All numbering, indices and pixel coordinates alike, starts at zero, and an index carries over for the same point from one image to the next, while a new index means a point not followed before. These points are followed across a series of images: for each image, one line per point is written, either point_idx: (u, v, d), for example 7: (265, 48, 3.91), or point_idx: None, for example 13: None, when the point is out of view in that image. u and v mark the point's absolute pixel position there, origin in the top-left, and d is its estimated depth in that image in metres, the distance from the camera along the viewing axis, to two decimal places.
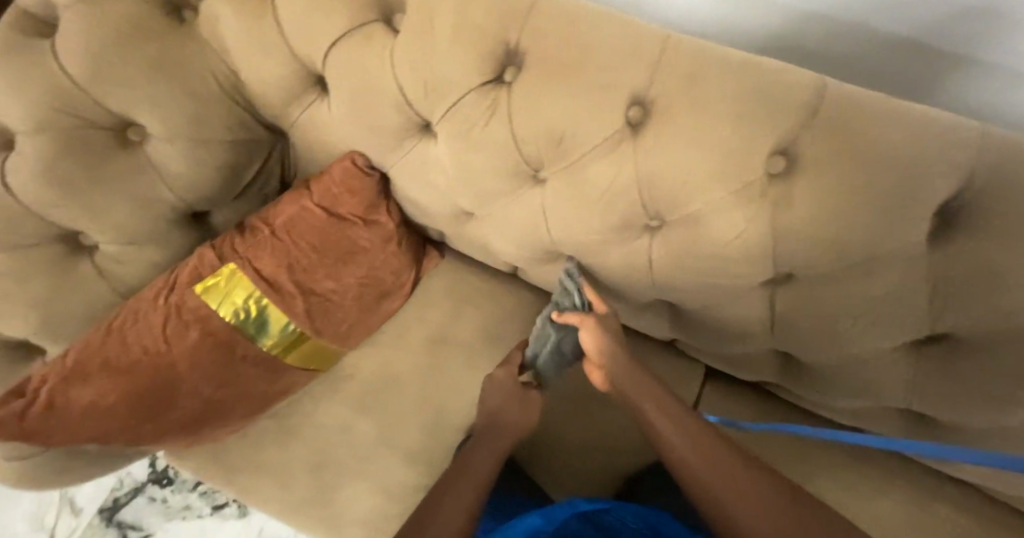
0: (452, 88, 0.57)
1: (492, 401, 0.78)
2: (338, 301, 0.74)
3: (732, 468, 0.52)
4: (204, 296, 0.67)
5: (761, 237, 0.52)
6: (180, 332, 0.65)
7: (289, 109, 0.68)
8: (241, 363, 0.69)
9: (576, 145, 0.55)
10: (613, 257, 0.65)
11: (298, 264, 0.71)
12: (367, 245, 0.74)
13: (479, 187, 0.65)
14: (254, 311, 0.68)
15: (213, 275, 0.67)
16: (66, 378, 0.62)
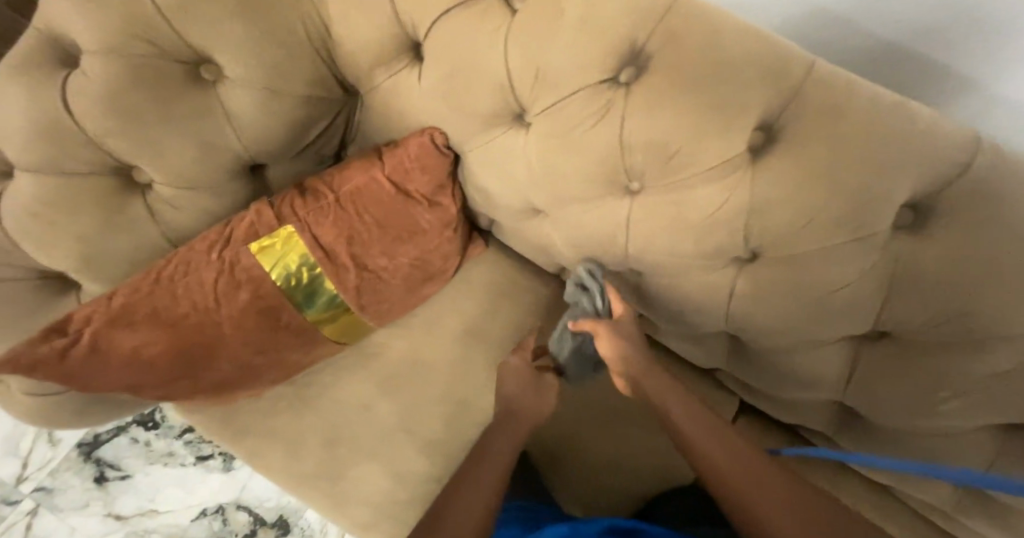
0: (566, 82, 0.53)
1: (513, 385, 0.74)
2: (387, 281, 0.71)
3: (752, 464, 0.51)
4: (258, 256, 0.63)
5: (872, 289, 0.51)
6: (230, 292, 0.62)
7: (375, 73, 0.64)
8: (283, 333, 0.66)
9: (689, 163, 0.52)
10: (689, 282, 0.63)
11: (357, 237, 0.67)
12: (428, 227, 0.70)
13: (564, 188, 0.62)
14: (306, 279, 0.65)
15: (270, 235, 0.64)
16: (112, 322, 0.60)
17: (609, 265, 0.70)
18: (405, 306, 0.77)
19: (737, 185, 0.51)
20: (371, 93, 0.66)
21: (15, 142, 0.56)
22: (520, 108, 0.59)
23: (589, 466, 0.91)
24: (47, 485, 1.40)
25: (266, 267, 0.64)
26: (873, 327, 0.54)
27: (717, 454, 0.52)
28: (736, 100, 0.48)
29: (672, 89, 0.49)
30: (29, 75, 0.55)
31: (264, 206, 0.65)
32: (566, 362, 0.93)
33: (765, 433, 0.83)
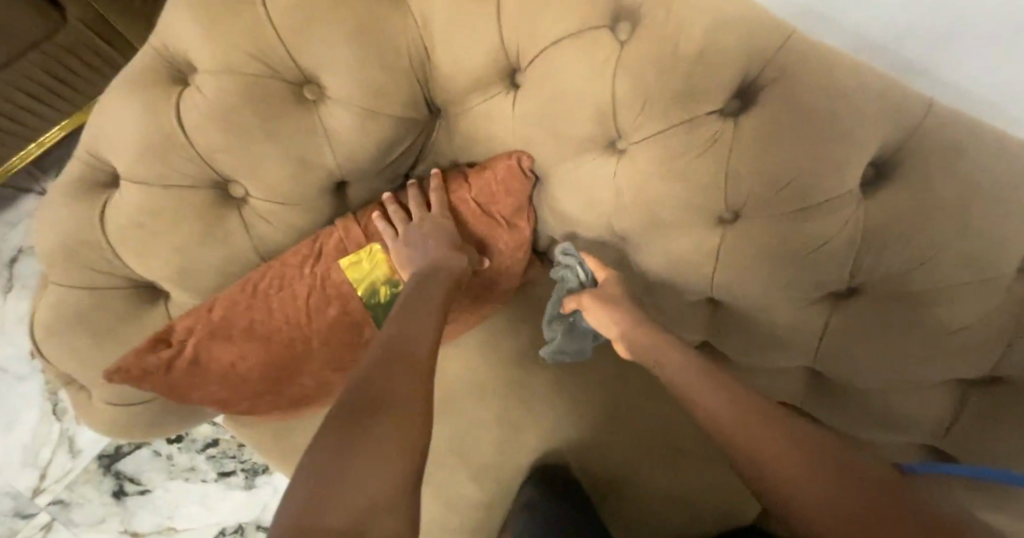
0: (672, 113, 0.54)
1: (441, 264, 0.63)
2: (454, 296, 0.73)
3: (772, 428, 0.53)
4: (348, 268, 0.63)
5: (992, 332, 0.51)
6: (321, 308, 0.62)
7: (468, 97, 0.65)
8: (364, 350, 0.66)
9: (797, 197, 0.52)
10: (778, 314, 0.62)
11: None
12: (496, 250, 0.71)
13: (653, 216, 0.62)
14: (390, 296, 0.65)
15: (357, 251, 0.63)
16: (210, 334, 0.61)
17: (689, 295, 0.70)
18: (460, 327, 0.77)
19: (851, 222, 0.51)
20: (462, 118, 0.68)
21: (126, 154, 0.57)
22: (617, 135, 0.59)
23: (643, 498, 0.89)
24: (63, 498, 1.34)
25: (352, 279, 0.63)
26: (987, 373, 0.54)
27: (783, 462, 0.50)
28: (852, 136, 0.48)
29: (783, 123, 0.50)
30: (145, 89, 0.57)
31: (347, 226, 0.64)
32: (622, 390, 0.92)
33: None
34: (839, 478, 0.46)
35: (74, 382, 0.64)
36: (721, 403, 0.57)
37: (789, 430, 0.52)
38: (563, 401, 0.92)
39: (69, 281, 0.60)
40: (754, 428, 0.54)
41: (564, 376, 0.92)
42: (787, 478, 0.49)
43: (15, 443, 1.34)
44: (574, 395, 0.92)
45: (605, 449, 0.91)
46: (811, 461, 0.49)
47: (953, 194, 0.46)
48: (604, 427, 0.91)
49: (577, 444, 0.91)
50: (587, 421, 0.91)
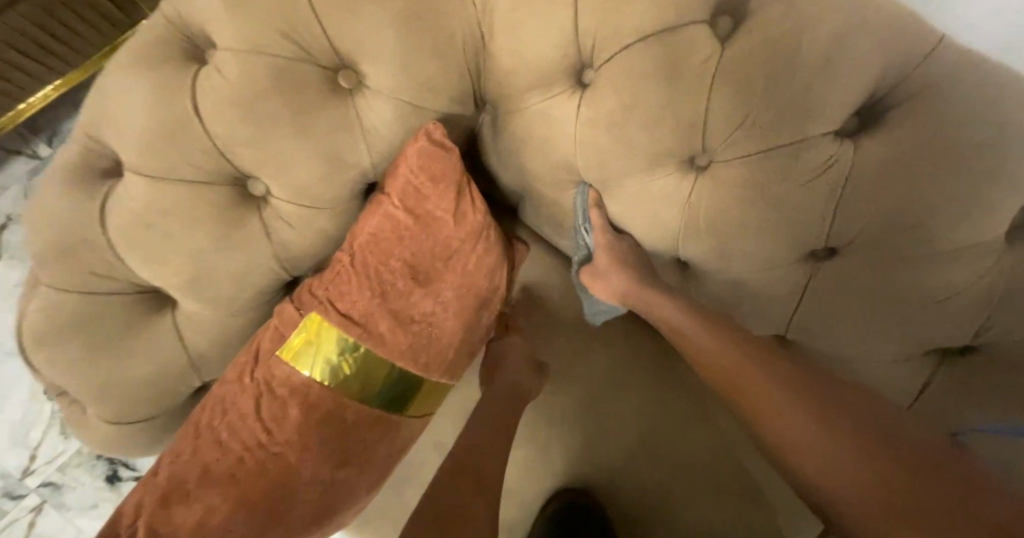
0: (782, 133, 0.46)
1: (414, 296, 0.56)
2: (441, 327, 0.59)
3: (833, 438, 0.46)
4: (290, 364, 0.52)
5: None
6: (278, 415, 0.51)
7: (526, 95, 0.56)
8: (358, 429, 0.55)
9: (922, 240, 0.45)
10: (869, 362, 0.55)
11: (391, 290, 0.55)
12: (461, 246, 0.58)
13: (734, 243, 0.54)
14: (353, 365, 0.54)
15: (295, 333, 0.53)
16: (162, 503, 0.48)
17: (760, 331, 0.62)
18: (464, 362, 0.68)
19: (983, 271, 0.44)
20: (516, 117, 0.60)
21: (131, 142, 0.48)
22: (701, 150, 0.51)
23: None
24: (55, 481, 1.28)
25: (304, 370, 0.52)
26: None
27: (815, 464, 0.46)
28: (1001, 171, 0.41)
29: (918, 154, 0.42)
30: (156, 66, 0.48)
31: (288, 303, 0.55)
32: (663, 420, 0.83)
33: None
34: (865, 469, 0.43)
35: (65, 394, 0.57)
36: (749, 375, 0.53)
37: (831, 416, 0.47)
38: (599, 427, 0.84)
39: (58, 284, 0.51)
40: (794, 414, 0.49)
41: (599, 401, 0.84)
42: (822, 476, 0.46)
43: (6, 422, 1.28)
44: (609, 423, 0.84)
45: (641, 482, 0.82)
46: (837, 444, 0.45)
47: None
48: (642, 459, 0.83)
49: (612, 474, 0.83)
50: (623, 452, 0.83)
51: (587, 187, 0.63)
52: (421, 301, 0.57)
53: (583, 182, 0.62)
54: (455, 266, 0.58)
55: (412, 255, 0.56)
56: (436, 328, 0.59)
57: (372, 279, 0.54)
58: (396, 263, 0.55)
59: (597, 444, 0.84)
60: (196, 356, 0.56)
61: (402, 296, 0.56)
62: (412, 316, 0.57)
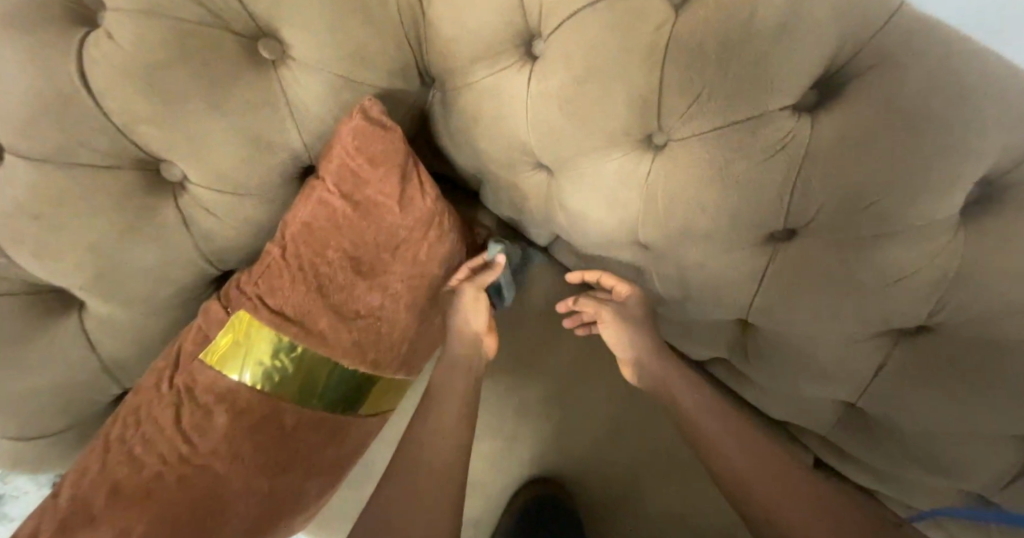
0: (738, 106, 0.43)
1: (359, 290, 0.53)
2: (388, 320, 0.56)
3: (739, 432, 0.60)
4: (216, 369, 0.48)
5: None
6: (201, 423, 0.46)
7: (472, 69, 0.53)
8: (298, 434, 0.51)
9: (880, 218, 0.43)
10: (828, 344, 0.54)
11: (330, 283, 0.51)
12: (407, 235, 0.55)
13: (692, 223, 0.52)
14: (291, 366, 0.50)
15: (222, 333, 0.48)
16: (63, 529, 0.43)
17: (720, 312, 0.60)
18: (421, 355, 0.65)
19: (938, 252, 0.43)
20: (462, 93, 0.56)
21: (11, 119, 0.42)
22: (656, 129, 0.49)
23: (639, 522, 0.81)
24: None
25: (233, 375, 0.48)
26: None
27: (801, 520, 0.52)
28: (962, 143, 0.39)
29: (877, 130, 0.40)
30: (37, 31, 0.42)
31: (213, 300, 0.50)
32: (627, 407, 0.82)
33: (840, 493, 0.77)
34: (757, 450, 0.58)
35: None
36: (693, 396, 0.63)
37: (793, 472, 0.56)
38: (562, 416, 0.82)
39: None
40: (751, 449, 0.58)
41: (562, 388, 0.82)
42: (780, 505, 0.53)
43: None
44: (572, 411, 0.82)
45: (603, 467, 0.82)
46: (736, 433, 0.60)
47: None
48: (606, 445, 0.82)
49: (575, 461, 0.82)
50: (587, 440, 0.82)
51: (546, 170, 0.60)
52: (365, 295, 0.53)
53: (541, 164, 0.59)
54: (403, 256, 0.55)
55: (355, 245, 0.52)
56: (386, 322, 0.56)
57: (309, 272, 0.50)
58: (336, 255, 0.51)
59: (560, 432, 0.82)
60: (115, 358, 0.51)
61: (346, 290, 0.52)
62: (356, 311, 0.53)
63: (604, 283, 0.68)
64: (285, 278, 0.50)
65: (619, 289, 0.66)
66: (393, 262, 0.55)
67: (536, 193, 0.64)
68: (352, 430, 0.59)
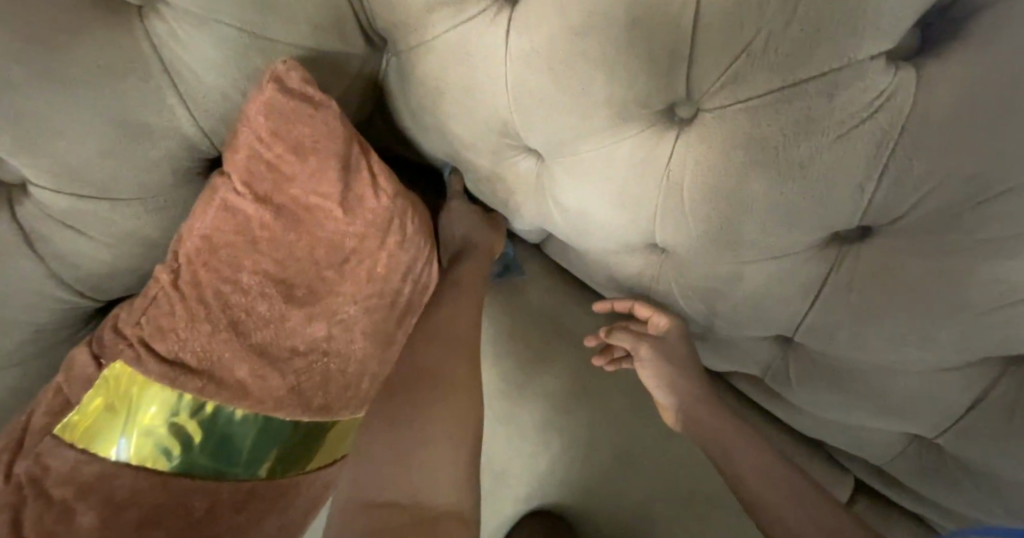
0: (808, 55, 0.30)
1: (295, 321, 0.40)
2: (340, 356, 0.43)
3: (763, 453, 0.55)
4: (83, 449, 0.36)
5: None
6: (61, 528, 0.35)
7: (430, 23, 0.39)
8: (211, 519, 0.39)
9: (1000, 211, 0.31)
10: (903, 367, 0.43)
11: (248, 317, 0.38)
12: (356, 245, 0.42)
13: (735, 222, 0.39)
14: (193, 433, 0.38)
15: (89, 395, 0.37)
16: None
17: (762, 328, 0.48)
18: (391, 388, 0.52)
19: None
20: (421, 58, 0.42)
21: None
22: (680, 98, 0.36)
23: None
24: None
25: (111, 453, 0.37)
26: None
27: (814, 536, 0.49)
28: None
29: (1016, 89, 0.28)
30: None
31: (84, 348, 0.39)
32: (642, 432, 0.69)
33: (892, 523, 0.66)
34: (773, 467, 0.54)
35: None
36: (713, 419, 0.57)
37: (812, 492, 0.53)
38: (562, 445, 0.69)
39: None
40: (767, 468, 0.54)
41: (564, 414, 0.69)
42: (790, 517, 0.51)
43: None
44: (577, 440, 0.69)
45: (616, 504, 0.69)
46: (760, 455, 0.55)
47: None
48: (617, 479, 0.69)
49: (579, 497, 0.70)
50: (592, 473, 0.69)
51: (538, 157, 0.47)
52: (302, 327, 0.40)
53: (531, 149, 0.47)
54: (356, 272, 0.42)
55: (281, 265, 0.39)
56: (339, 360, 0.43)
57: (218, 303, 0.37)
58: (254, 278, 0.38)
59: (563, 464, 0.70)
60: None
61: (275, 323, 0.39)
62: (296, 346, 0.41)
63: (638, 314, 0.56)
64: (186, 315, 0.37)
65: (656, 321, 0.55)
66: (340, 282, 0.42)
67: (524, 184, 0.51)
68: (299, 496, 0.46)
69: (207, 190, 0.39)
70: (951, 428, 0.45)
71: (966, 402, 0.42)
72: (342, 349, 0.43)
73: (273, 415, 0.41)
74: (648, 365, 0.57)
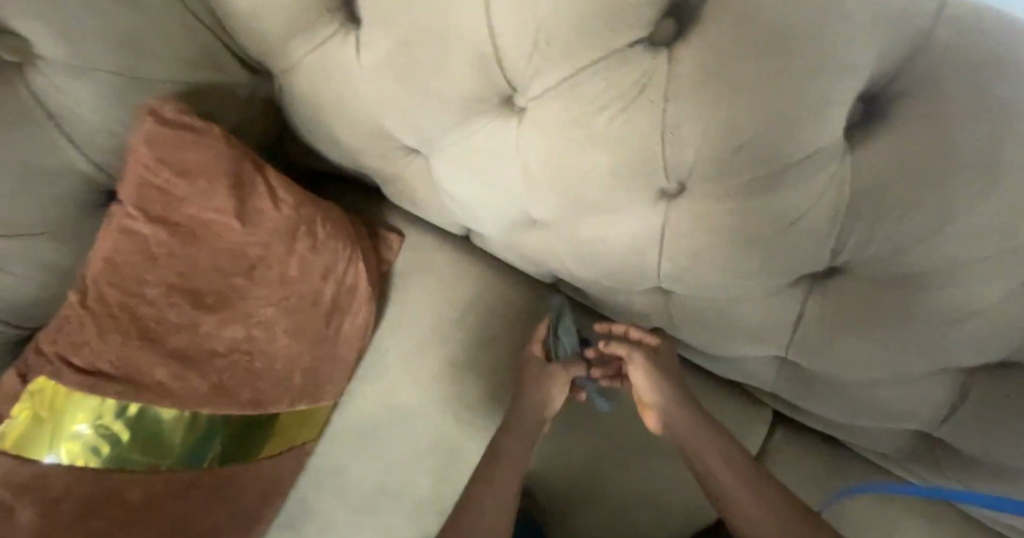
0: (580, 47, 0.36)
1: (212, 324, 0.47)
2: (263, 351, 0.50)
3: (735, 457, 0.61)
4: (19, 455, 0.42)
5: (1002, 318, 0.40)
6: (6, 523, 0.41)
7: (290, 47, 0.45)
8: (150, 506, 0.46)
9: (760, 159, 0.37)
10: (745, 298, 0.50)
11: (157, 323, 0.44)
12: (261, 253, 0.49)
13: (575, 192, 0.47)
14: (121, 435, 0.44)
15: (16, 409, 0.42)
16: None
17: (632, 279, 0.56)
18: (337, 382, 0.60)
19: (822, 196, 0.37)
20: (292, 79, 0.49)
21: None
22: (511, 90, 0.42)
23: (613, 509, 0.74)
24: None
25: (43, 458, 0.42)
26: (1004, 357, 0.44)
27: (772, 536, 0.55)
28: (840, 62, 0.32)
29: None
30: None
31: (11, 370, 0.43)
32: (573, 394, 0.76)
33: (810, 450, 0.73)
34: (746, 472, 0.60)
35: None
36: (687, 423, 0.62)
37: (779, 495, 0.58)
38: None
39: None
40: (736, 469, 0.60)
41: None
42: (753, 515, 0.57)
43: None
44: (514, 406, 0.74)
45: (563, 459, 0.75)
46: (733, 460, 0.60)
47: (989, 138, 0.33)
48: (557, 441, 0.75)
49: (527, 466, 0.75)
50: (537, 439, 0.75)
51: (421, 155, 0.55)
52: (216, 328, 0.47)
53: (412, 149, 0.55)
54: (264, 276, 0.49)
55: (184, 277, 0.45)
56: (268, 354, 0.51)
57: (126, 311, 0.43)
58: (161, 290, 0.44)
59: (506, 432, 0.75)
60: None
61: (189, 326, 0.46)
62: (218, 344, 0.48)
63: (632, 334, 0.63)
64: (99, 327, 0.42)
65: (647, 339, 0.62)
66: (252, 287, 0.49)
67: (419, 179, 0.59)
68: (246, 483, 0.52)
69: (108, 218, 0.44)
70: (801, 350, 0.52)
71: (806, 327, 0.49)
72: (267, 345, 0.51)
73: (209, 408, 0.48)
74: (641, 371, 0.62)
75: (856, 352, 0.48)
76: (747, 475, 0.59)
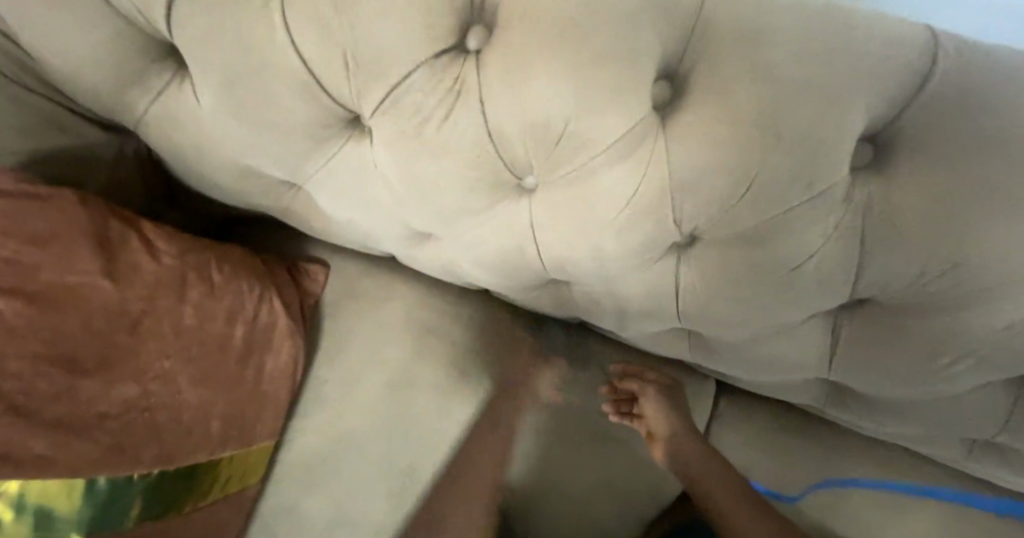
0: (386, 61, 0.37)
1: (97, 387, 0.47)
2: (164, 402, 0.51)
3: (729, 479, 0.68)
4: None
5: (840, 259, 0.42)
6: None
7: (134, 100, 0.47)
8: None
9: (579, 145, 0.39)
10: (626, 277, 0.52)
11: (30, 396, 0.43)
12: (143, 307, 0.51)
13: (440, 201, 0.48)
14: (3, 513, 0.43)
15: None
16: None
17: (528, 275, 0.58)
18: (268, 423, 0.62)
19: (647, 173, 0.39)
20: (150, 131, 0.50)
21: None
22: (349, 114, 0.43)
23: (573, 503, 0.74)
24: None
25: None
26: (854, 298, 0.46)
27: None
28: (615, 46, 0.34)
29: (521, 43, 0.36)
30: None
31: None
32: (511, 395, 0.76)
33: (752, 411, 0.75)
34: (741, 495, 0.67)
35: None
36: (690, 452, 0.69)
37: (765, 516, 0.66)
38: None
39: None
40: (730, 492, 0.67)
41: None
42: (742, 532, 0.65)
43: None
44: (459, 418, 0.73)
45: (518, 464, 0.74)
46: (731, 485, 0.67)
47: (767, 103, 0.35)
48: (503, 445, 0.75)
49: None
50: None
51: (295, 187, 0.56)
52: (99, 389, 0.47)
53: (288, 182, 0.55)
54: (151, 329, 0.51)
55: (53, 344, 0.45)
56: (168, 403, 0.52)
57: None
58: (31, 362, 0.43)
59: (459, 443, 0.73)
60: None
61: (64, 394, 0.45)
62: (108, 406, 0.47)
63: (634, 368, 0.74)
64: None
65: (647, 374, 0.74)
66: (140, 342, 0.50)
67: (308, 209, 0.60)
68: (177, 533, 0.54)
69: None
70: (694, 318, 0.54)
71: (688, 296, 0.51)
72: (168, 395, 0.52)
73: (111, 468, 0.47)
74: (653, 401, 0.70)
75: (734, 312, 0.50)
76: (740, 496, 0.67)
